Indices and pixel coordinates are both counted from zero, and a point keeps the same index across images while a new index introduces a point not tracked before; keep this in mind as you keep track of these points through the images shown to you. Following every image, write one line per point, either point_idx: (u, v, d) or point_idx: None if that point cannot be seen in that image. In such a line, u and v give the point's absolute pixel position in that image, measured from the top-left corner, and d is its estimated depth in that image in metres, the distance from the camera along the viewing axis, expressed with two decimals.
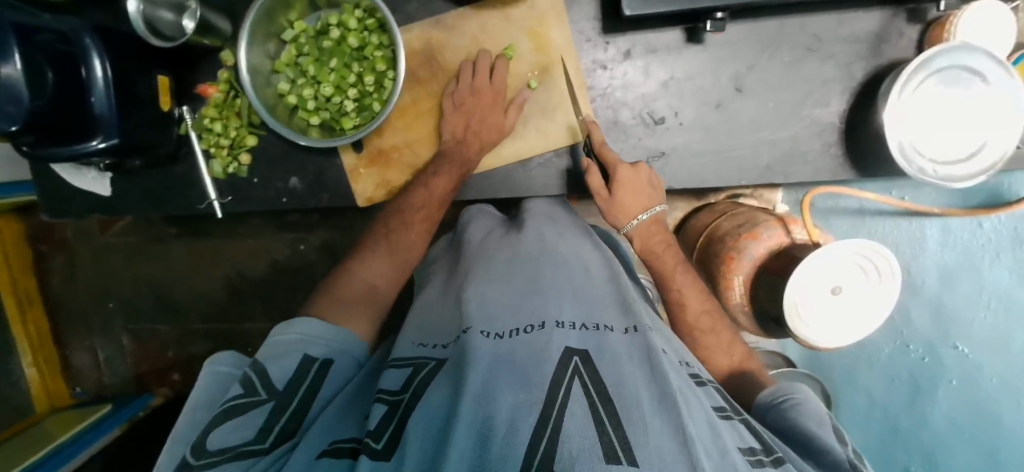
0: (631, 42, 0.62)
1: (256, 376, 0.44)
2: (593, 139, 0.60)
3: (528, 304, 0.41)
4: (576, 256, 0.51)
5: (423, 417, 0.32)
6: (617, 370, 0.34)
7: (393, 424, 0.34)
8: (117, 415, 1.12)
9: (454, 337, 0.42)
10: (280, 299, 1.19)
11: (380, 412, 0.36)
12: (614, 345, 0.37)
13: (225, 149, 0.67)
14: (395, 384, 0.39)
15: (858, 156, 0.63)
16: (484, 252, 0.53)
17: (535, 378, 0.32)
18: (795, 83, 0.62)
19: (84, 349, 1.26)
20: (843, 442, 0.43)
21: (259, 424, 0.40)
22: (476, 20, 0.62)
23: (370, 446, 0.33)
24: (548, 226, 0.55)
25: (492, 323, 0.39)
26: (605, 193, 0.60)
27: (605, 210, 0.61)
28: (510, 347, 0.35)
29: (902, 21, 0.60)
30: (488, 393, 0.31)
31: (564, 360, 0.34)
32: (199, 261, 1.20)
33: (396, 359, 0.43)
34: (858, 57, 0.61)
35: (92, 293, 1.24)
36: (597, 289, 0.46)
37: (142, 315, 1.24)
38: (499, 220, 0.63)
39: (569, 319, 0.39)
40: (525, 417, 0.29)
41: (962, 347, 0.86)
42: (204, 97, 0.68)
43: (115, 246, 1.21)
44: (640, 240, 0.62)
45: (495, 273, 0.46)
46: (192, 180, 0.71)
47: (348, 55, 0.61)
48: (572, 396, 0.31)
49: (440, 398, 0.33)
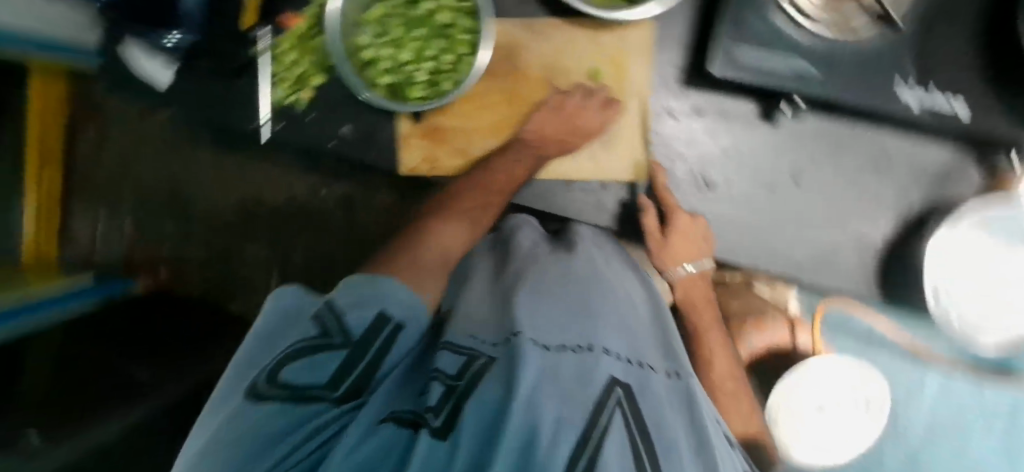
0: (706, 101, 0.62)
1: (331, 325, 0.46)
2: (656, 183, 0.62)
3: (576, 327, 0.46)
4: (622, 289, 0.56)
5: (477, 406, 0.37)
6: (655, 409, 0.40)
7: (451, 406, 0.38)
8: (95, 290, 1.12)
9: (501, 339, 0.45)
10: (288, 235, 1.22)
11: (438, 391, 0.41)
12: (653, 386, 0.43)
13: (291, 80, 0.68)
14: (451, 369, 0.43)
15: (888, 282, 0.63)
16: (535, 260, 0.57)
17: (581, 398, 0.37)
18: (851, 191, 0.62)
19: (87, 219, 1.28)
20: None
21: (334, 368, 0.44)
22: (565, 34, 0.63)
23: (431, 422, 0.37)
24: (601, 253, 0.58)
25: (542, 335, 0.44)
26: (658, 235, 0.63)
27: (654, 251, 0.66)
28: (557, 364, 0.40)
29: (971, 164, 0.60)
30: (535, 403, 0.35)
31: (608, 387, 0.39)
32: (223, 173, 1.21)
33: (450, 343, 0.47)
34: (918, 186, 0.62)
35: (110, 170, 1.25)
36: (638, 326, 0.52)
37: (153, 205, 1.26)
38: (543, 235, 0.64)
39: (616, 350, 0.45)
40: (569, 433, 0.33)
41: None
42: (284, 26, 0.69)
43: (147, 133, 1.21)
44: (683, 289, 0.70)
45: (548, 291, 0.51)
46: (248, 98, 0.70)
47: (434, 29, 0.62)
48: (613, 425, 0.36)
49: (490, 396, 0.37)
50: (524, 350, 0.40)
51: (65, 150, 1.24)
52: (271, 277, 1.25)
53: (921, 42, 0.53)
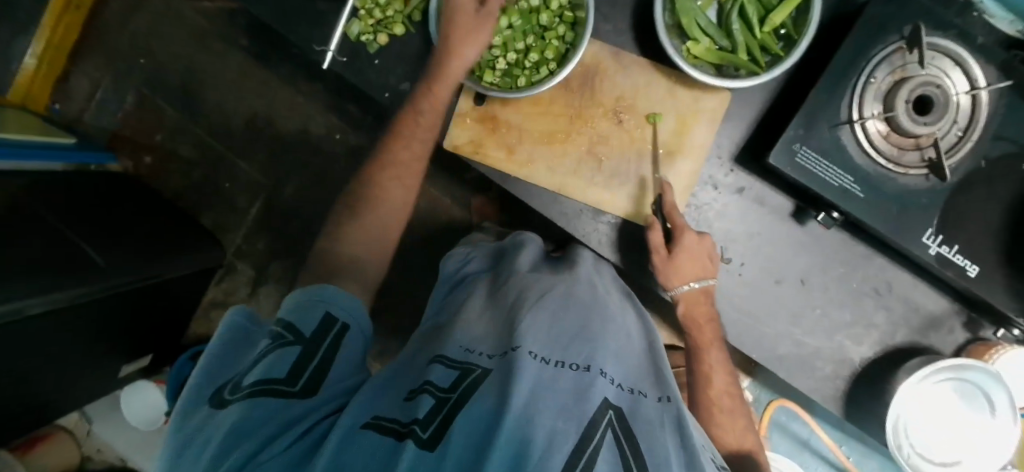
0: (749, 182, 0.65)
1: (284, 331, 0.44)
2: (666, 201, 0.62)
3: (578, 343, 0.44)
4: (622, 317, 0.54)
5: (472, 417, 0.33)
6: (648, 432, 0.37)
7: (440, 416, 0.34)
8: (74, 153, 1.06)
9: (499, 352, 0.43)
10: (286, 165, 1.19)
11: (427, 404, 0.36)
12: (646, 410, 0.40)
13: (372, 20, 0.67)
14: (444, 381, 0.39)
15: (853, 399, 0.67)
16: (541, 280, 0.56)
17: (576, 413, 0.35)
18: (847, 308, 0.66)
19: (91, 80, 1.23)
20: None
21: (289, 364, 0.41)
22: (647, 76, 0.65)
23: (417, 432, 0.33)
24: (599, 278, 0.61)
25: (541, 347, 0.41)
26: (665, 254, 0.62)
27: (657, 269, 0.63)
28: (554, 375, 0.38)
29: (958, 321, 0.65)
30: (531, 413, 0.33)
31: (601, 409, 0.36)
32: (247, 83, 1.18)
33: (444, 357, 0.44)
34: (907, 324, 0.65)
35: (135, 40, 1.21)
36: (633, 353, 0.49)
37: (164, 88, 1.21)
38: (541, 257, 0.66)
39: (612, 375, 0.42)
40: (561, 447, 0.31)
41: None
42: None
43: (187, 18, 1.19)
44: (686, 305, 0.64)
45: (549, 306, 0.49)
46: (325, 22, 0.70)
47: (531, 25, 0.63)
48: (602, 447, 0.33)
49: (486, 407, 0.34)
50: (522, 361, 0.38)
51: (96, 3, 1.19)
52: (254, 203, 1.20)
53: (959, 198, 0.56)
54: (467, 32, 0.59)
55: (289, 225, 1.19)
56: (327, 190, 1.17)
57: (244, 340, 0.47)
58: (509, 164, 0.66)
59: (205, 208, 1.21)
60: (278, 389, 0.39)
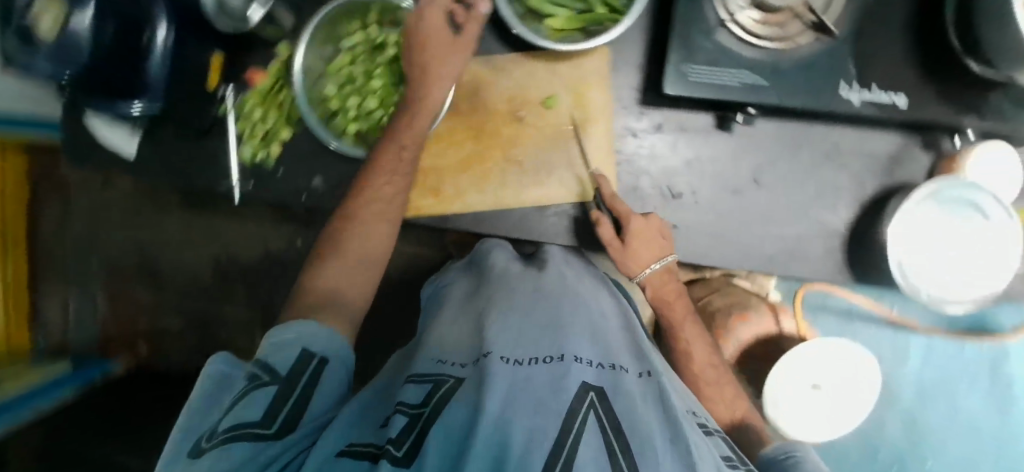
0: (664, 117, 0.65)
1: (260, 371, 0.45)
2: (603, 192, 0.62)
3: (548, 337, 0.46)
4: (595, 302, 0.57)
5: (444, 431, 0.35)
6: (630, 407, 0.38)
7: (414, 434, 0.36)
8: (76, 376, 1.06)
9: (471, 360, 0.45)
10: (266, 291, 1.19)
11: (401, 421, 0.38)
12: (628, 385, 0.42)
13: (259, 136, 0.69)
14: (415, 398, 0.41)
15: (858, 263, 0.65)
16: (507, 280, 0.58)
17: (553, 406, 0.36)
18: (809, 185, 0.65)
19: (59, 301, 1.23)
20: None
21: (264, 401, 0.42)
22: (525, 68, 0.65)
23: (391, 452, 0.34)
24: (568, 269, 0.62)
25: (510, 350, 0.43)
26: (617, 244, 0.62)
27: (618, 259, 0.63)
28: (527, 373, 0.40)
29: (916, 146, 0.64)
30: (508, 413, 0.34)
31: (580, 393, 0.38)
32: (194, 235, 1.19)
33: (415, 374, 0.45)
34: (871, 173, 0.65)
35: (79, 245, 1.22)
36: (611, 333, 0.52)
37: (124, 276, 1.22)
38: (515, 254, 0.68)
39: (587, 357, 0.44)
40: (542, 442, 0.32)
41: (927, 463, 0.89)
42: (247, 83, 0.69)
43: (115, 203, 1.19)
44: (652, 288, 0.65)
45: (515, 307, 0.51)
46: (218, 159, 0.70)
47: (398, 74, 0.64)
48: (586, 429, 0.35)
49: (458, 420, 0.35)
50: (494, 368, 0.40)
51: (29, 231, 1.21)
52: (255, 340, 1.20)
53: (854, 40, 0.56)
54: (441, 57, 0.58)
55: None
56: None
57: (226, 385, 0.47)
58: (440, 205, 0.67)
59: None
60: (252, 429, 0.39)
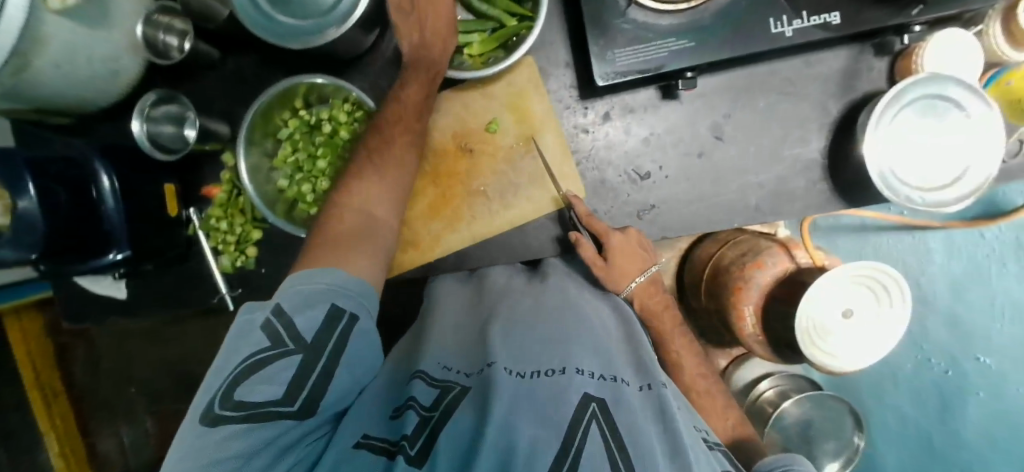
0: (608, 105, 0.64)
1: (286, 338, 0.42)
2: (579, 211, 0.61)
3: (550, 352, 0.46)
4: (596, 311, 0.56)
5: (451, 438, 0.37)
6: (631, 420, 0.38)
7: (426, 431, 0.39)
8: None
9: (477, 368, 0.46)
10: None
11: (413, 421, 0.40)
12: (629, 396, 0.42)
13: (233, 244, 0.70)
14: (426, 401, 0.43)
15: (845, 187, 0.64)
16: (507, 294, 0.57)
17: (555, 420, 0.37)
18: (774, 125, 0.64)
19: (110, 435, 1.26)
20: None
21: (289, 381, 0.40)
22: (460, 100, 0.65)
23: (405, 449, 0.37)
24: (570, 282, 0.60)
25: (514, 361, 0.45)
26: (602, 263, 0.60)
27: (603, 278, 0.61)
28: (532, 384, 0.41)
29: (870, 56, 0.63)
30: (511, 421, 0.37)
31: (582, 405, 0.39)
32: (214, 337, 1.21)
33: (426, 375, 0.47)
34: (830, 95, 0.64)
35: (114, 377, 1.25)
36: (614, 342, 0.51)
37: (163, 394, 1.25)
38: (521, 268, 0.65)
39: (589, 369, 0.44)
40: (544, 457, 0.34)
41: (984, 358, 0.82)
42: (209, 199, 0.71)
43: (134, 330, 1.23)
44: (641, 300, 0.64)
45: (518, 320, 0.51)
46: (203, 276, 0.73)
47: (342, 145, 0.64)
48: (587, 441, 0.36)
49: (465, 426, 0.38)
50: (497, 379, 0.41)
51: (64, 381, 1.24)
52: None
53: None
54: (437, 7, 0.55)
55: None
56: None
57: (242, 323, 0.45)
58: (423, 256, 0.67)
59: None
60: (279, 413, 0.39)
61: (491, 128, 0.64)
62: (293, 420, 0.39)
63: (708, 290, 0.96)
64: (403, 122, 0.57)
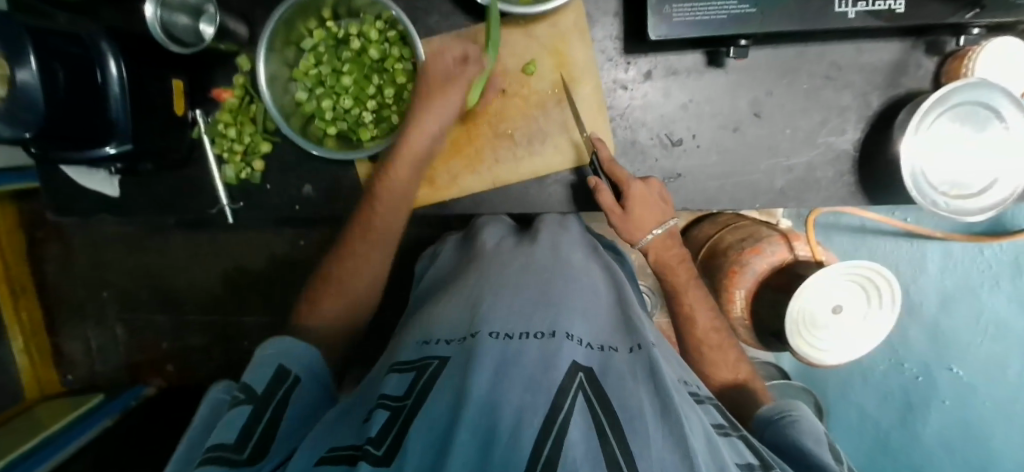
0: (651, 64, 0.62)
1: (241, 392, 0.42)
2: (602, 156, 0.59)
3: (540, 313, 0.45)
4: (587, 274, 0.55)
5: (425, 421, 0.33)
6: (620, 386, 0.38)
7: (394, 429, 0.34)
8: (108, 407, 1.08)
9: (459, 337, 0.44)
10: (278, 295, 1.17)
11: (382, 418, 0.36)
12: (618, 364, 0.42)
13: (239, 155, 0.67)
14: (397, 390, 0.39)
15: (872, 183, 0.63)
16: (498, 258, 0.55)
17: (544, 383, 0.35)
18: (813, 110, 0.62)
19: (78, 337, 1.24)
20: (841, 462, 0.43)
21: (241, 423, 0.38)
22: (500, 35, 0.62)
23: (370, 451, 0.32)
24: (564, 238, 0.60)
25: (500, 326, 0.42)
26: (619, 213, 0.59)
27: (618, 227, 0.60)
28: (521, 349, 0.39)
29: (921, 53, 0.61)
30: (497, 390, 0.34)
31: (570, 374, 0.37)
32: (197, 253, 1.18)
33: (400, 362, 0.44)
34: (875, 87, 0.62)
35: (88, 280, 1.22)
36: (599, 307, 0.50)
37: (139, 304, 1.22)
38: (512, 227, 0.64)
39: (578, 335, 0.43)
40: (532, 419, 0.32)
41: (957, 369, 0.85)
42: (218, 102, 0.67)
43: (113, 235, 1.19)
44: (656, 253, 0.61)
45: (507, 282, 0.50)
46: (203, 185, 0.70)
47: (368, 66, 0.60)
48: (575, 409, 0.34)
49: (442, 405, 0.35)
50: (483, 346, 0.39)
51: (36, 277, 1.21)
52: None
53: None
54: (438, 87, 0.56)
55: None
56: None
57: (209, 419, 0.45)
58: (438, 194, 0.66)
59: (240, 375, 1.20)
60: (222, 457, 0.35)
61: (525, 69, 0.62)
62: (242, 459, 0.36)
63: (702, 270, 0.95)
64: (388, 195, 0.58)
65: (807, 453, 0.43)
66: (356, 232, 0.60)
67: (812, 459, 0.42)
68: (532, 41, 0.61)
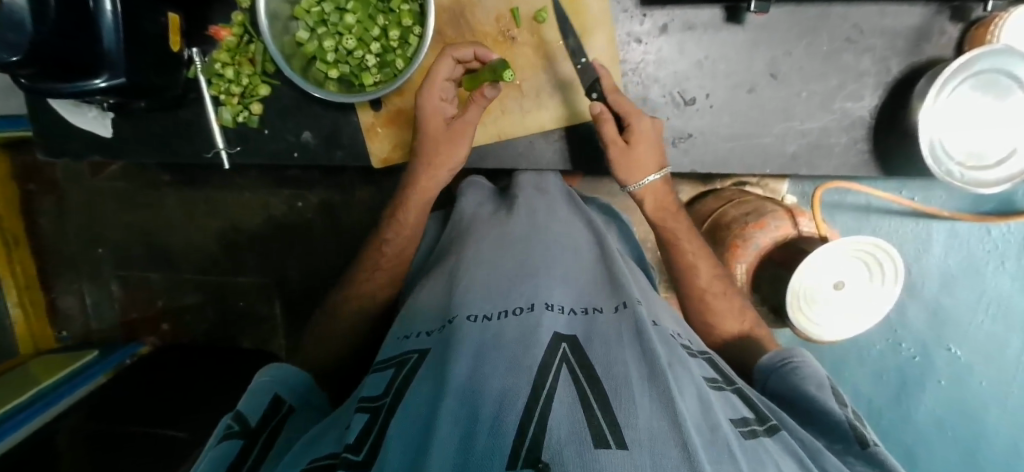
0: (667, 17, 0.60)
1: (233, 420, 0.43)
2: (604, 85, 0.58)
3: (518, 287, 0.44)
4: (566, 233, 0.55)
5: (405, 418, 0.33)
6: (606, 351, 0.37)
7: (373, 435, 0.34)
8: (103, 363, 1.07)
9: (437, 326, 0.44)
10: (275, 256, 1.15)
11: (361, 422, 0.36)
12: (603, 327, 0.41)
13: (236, 97, 0.65)
14: (376, 390, 0.40)
15: (885, 152, 0.62)
16: (475, 230, 0.57)
17: (525, 361, 0.35)
18: (829, 75, 0.60)
19: (72, 292, 1.22)
20: (843, 405, 0.46)
21: (231, 453, 0.40)
22: None
23: (349, 458, 0.32)
24: (541, 201, 0.59)
25: (478, 307, 0.42)
26: (621, 144, 0.59)
27: (616, 162, 0.60)
28: (499, 328, 0.39)
29: (945, 19, 0.58)
30: (477, 376, 0.34)
31: (552, 346, 0.37)
32: (192, 211, 1.15)
33: (381, 361, 0.44)
34: (895, 52, 0.59)
35: (82, 235, 1.20)
36: (584, 272, 0.50)
37: (132, 261, 1.21)
38: (489, 192, 0.67)
39: (559, 303, 0.43)
40: (515, 400, 0.31)
41: (955, 349, 0.85)
42: (215, 40, 0.64)
43: (107, 190, 1.16)
44: (654, 205, 0.63)
45: (485, 256, 0.50)
46: (199, 126, 0.68)
47: (372, 5, 0.58)
48: (559, 382, 0.33)
49: (422, 398, 0.34)
50: (461, 330, 0.39)
51: (29, 231, 1.18)
52: (273, 305, 1.17)
53: None
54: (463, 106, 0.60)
55: (313, 305, 1.15)
56: (324, 253, 1.13)
57: None
58: None
59: (238, 334, 1.20)
60: None
61: (534, 16, 0.61)
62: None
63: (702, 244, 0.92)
64: (423, 193, 0.64)
65: (813, 399, 0.46)
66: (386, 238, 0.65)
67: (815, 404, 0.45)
68: None
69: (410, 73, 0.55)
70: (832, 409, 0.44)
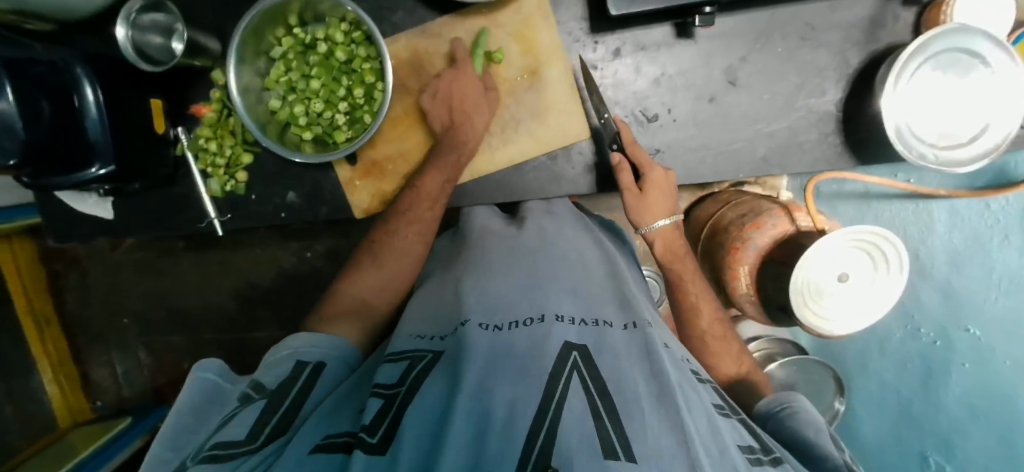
0: (620, 40, 0.62)
1: (253, 391, 0.45)
2: (624, 138, 0.60)
3: (528, 297, 0.45)
4: (576, 250, 0.55)
5: (418, 414, 0.33)
6: (616, 364, 0.37)
7: (390, 415, 0.35)
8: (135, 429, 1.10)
9: (448, 332, 0.45)
10: (289, 306, 1.18)
11: (376, 404, 0.36)
12: (614, 339, 0.41)
13: (222, 168, 0.68)
14: (390, 379, 0.39)
15: (858, 142, 0.61)
16: (484, 242, 0.57)
17: (535, 370, 0.35)
18: (790, 74, 0.61)
19: (105, 363, 1.26)
20: (840, 450, 0.45)
21: (259, 415, 0.41)
22: (463, 26, 0.63)
23: (364, 439, 0.33)
24: (548, 222, 0.60)
25: (488, 316, 0.43)
26: (635, 193, 0.60)
27: (630, 206, 0.61)
28: (510, 339, 0.39)
29: (896, 5, 0.58)
30: (487, 382, 0.34)
31: (563, 354, 0.37)
32: (206, 272, 1.20)
33: (392, 353, 0.45)
34: (853, 43, 0.59)
35: (106, 307, 1.24)
36: (593, 283, 0.50)
37: (155, 327, 1.25)
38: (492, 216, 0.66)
39: (569, 314, 0.43)
40: (526, 409, 0.32)
41: (975, 330, 0.79)
42: (198, 117, 0.68)
43: (125, 263, 1.22)
44: (664, 242, 0.63)
45: (497, 267, 0.50)
46: (191, 199, 0.72)
47: (336, 68, 0.61)
48: (571, 390, 0.34)
49: (434, 396, 0.35)
50: (471, 334, 0.39)
51: (57, 308, 1.22)
52: None
53: None
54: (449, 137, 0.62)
55: None
56: None
57: (217, 398, 0.48)
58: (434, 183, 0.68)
59: None
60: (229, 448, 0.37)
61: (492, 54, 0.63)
62: (254, 453, 0.37)
63: (705, 249, 0.92)
64: (417, 224, 0.62)
65: (811, 443, 0.45)
66: (372, 255, 0.64)
67: (814, 450, 0.44)
68: (497, 32, 0.63)
69: (377, 125, 0.58)
70: (830, 455, 0.43)
